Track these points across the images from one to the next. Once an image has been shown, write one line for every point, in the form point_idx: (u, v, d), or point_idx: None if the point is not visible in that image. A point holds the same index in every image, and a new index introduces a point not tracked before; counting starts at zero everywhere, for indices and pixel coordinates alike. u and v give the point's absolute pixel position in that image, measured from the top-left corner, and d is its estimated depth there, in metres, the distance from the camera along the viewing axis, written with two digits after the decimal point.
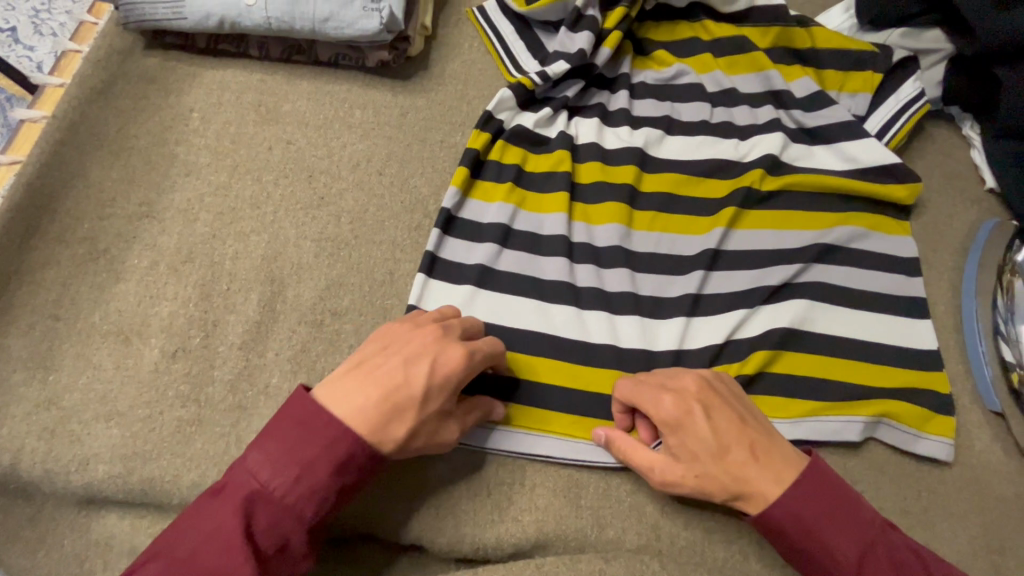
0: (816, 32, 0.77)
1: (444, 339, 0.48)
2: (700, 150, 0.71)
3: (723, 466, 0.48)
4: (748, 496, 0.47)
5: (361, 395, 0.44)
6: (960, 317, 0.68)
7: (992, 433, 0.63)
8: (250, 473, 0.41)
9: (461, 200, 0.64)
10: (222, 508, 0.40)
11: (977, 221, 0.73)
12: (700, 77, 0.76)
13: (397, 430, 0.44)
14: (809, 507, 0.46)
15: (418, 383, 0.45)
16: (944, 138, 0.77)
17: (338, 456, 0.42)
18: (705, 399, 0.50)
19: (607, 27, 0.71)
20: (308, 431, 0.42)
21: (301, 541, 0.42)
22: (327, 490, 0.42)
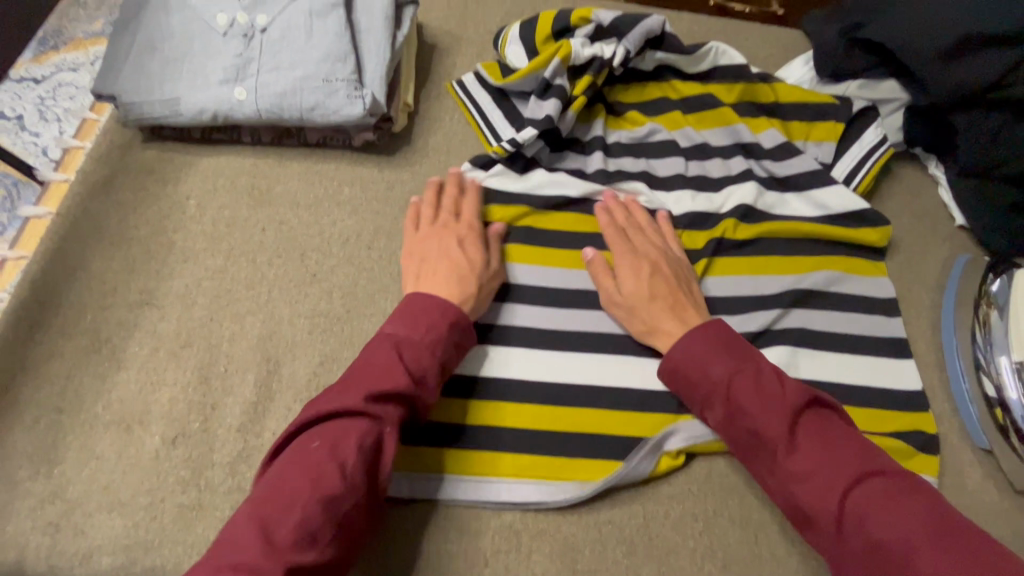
0: (777, 87, 0.81)
1: (454, 226, 0.64)
2: (672, 202, 0.75)
3: (648, 309, 0.61)
4: (658, 334, 0.60)
5: (434, 281, 0.59)
6: (942, 353, 0.70)
7: (983, 470, 0.64)
8: (390, 331, 0.53)
9: None
10: (376, 349, 0.51)
11: (950, 258, 0.76)
12: (672, 133, 0.79)
13: (471, 284, 0.60)
14: (693, 343, 0.55)
15: (460, 257, 0.61)
16: (911, 178, 0.81)
17: (450, 309, 0.56)
18: (643, 257, 0.64)
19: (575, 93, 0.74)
20: (420, 307, 0.55)
21: (434, 376, 0.52)
22: (445, 340, 0.54)
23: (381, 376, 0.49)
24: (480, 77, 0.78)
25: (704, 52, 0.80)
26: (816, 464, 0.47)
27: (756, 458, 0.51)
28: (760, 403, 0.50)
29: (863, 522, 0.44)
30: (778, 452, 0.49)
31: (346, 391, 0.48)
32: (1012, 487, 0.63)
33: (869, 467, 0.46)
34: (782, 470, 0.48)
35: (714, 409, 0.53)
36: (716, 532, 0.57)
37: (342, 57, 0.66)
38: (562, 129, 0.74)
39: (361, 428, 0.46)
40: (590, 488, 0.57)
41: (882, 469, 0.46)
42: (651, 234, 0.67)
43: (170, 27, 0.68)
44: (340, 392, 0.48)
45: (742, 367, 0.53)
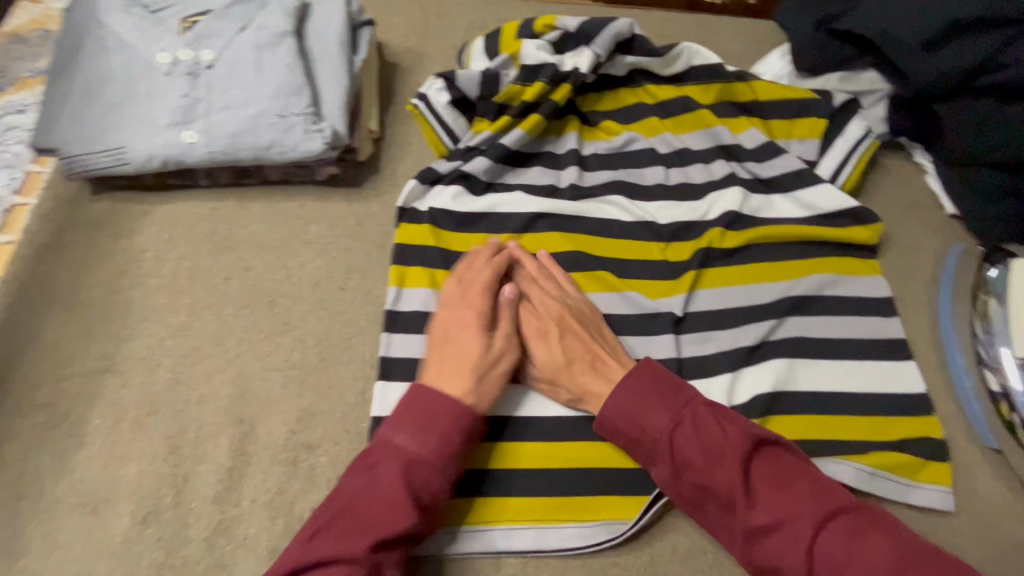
0: (756, 84, 0.77)
1: (482, 304, 0.58)
2: (657, 213, 0.72)
3: (568, 374, 0.57)
4: (589, 399, 0.56)
5: (448, 373, 0.53)
6: (942, 350, 0.68)
7: (993, 472, 0.62)
8: (398, 441, 0.49)
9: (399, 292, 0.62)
10: (380, 473, 0.48)
11: (943, 250, 0.74)
12: (650, 141, 0.76)
13: (488, 386, 0.54)
14: (629, 395, 0.53)
15: (483, 351, 0.55)
16: (897, 169, 0.78)
17: (460, 421, 0.51)
18: (543, 318, 0.59)
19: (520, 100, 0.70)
20: (425, 414, 0.50)
21: (442, 497, 0.49)
22: (455, 454, 0.50)
23: (381, 510, 0.46)
24: (445, 87, 0.69)
25: (676, 53, 0.76)
26: (777, 513, 0.45)
27: (712, 512, 0.49)
28: (707, 460, 0.49)
29: (828, 572, 0.43)
30: (736, 506, 0.47)
31: (348, 532, 0.45)
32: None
33: (827, 509, 0.45)
34: (744, 524, 0.46)
35: (659, 463, 0.51)
36: (725, 563, 0.55)
37: (296, 90, 0.62)
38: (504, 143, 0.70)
39: None
40: (591, 528, 0.54)
41: (845, 504, 0.45)
42: (558, 284, 0.62)
43: (108, 71, 0.63)
44: (348, 531, 0.45)
45: (683, 418, 0.51)
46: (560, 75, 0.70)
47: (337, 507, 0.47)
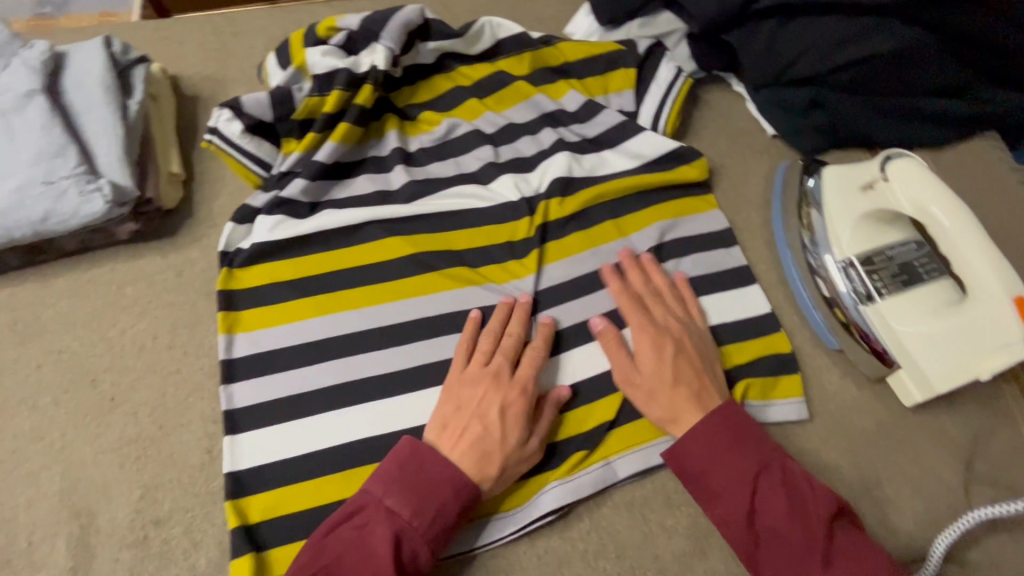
0: (563, 46, 0.77)
1: (507, 382, 0.57)
2: (495, 193, 0.71)
3: (670, 395, 0.56)
4: (681, 420, 0.55)
5: (460, 445, 0.53)
6: (781, 268, 0.70)
7: (840, 371, 0.64)
8: (391, 504, 0.49)
9: (229, 340, 0.61)
10: (371, 534, 0.48)
11: (771, 170, 0.76)
12: (474, 123, 0.75)
13: (492, 468, 0.53)
14: (704, 435, 0.53)
15: (495, 427, 0.54)
16: (719, 100, 0.80)
17: (461, 493, 0.51)
18: (672, 332, 0.60)
19: (324, 113, 0.66)
20: (430, 482, 0.50)
21: (427, 565, 0.49)
22: (445, 529, 0.50)
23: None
24: (234, 116, 0.63)
25: (478, 31, 0.75)
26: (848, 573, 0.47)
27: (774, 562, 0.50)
28: (788, 508, 0.50)
29: None
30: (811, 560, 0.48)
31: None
32: (868, 378, 0.64)
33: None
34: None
35: (731, 508, 0.51)
36: (602, 525, 0.57)
37: (60, 151, 0.57)
38: (317, 158, 0.67)
39: None
40: (466, 530, 0.55)
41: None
42: (669, 302, 0.64)
43: None
44: None
45: (768, 463, 0.52)
46: (357, 76, 0.67)
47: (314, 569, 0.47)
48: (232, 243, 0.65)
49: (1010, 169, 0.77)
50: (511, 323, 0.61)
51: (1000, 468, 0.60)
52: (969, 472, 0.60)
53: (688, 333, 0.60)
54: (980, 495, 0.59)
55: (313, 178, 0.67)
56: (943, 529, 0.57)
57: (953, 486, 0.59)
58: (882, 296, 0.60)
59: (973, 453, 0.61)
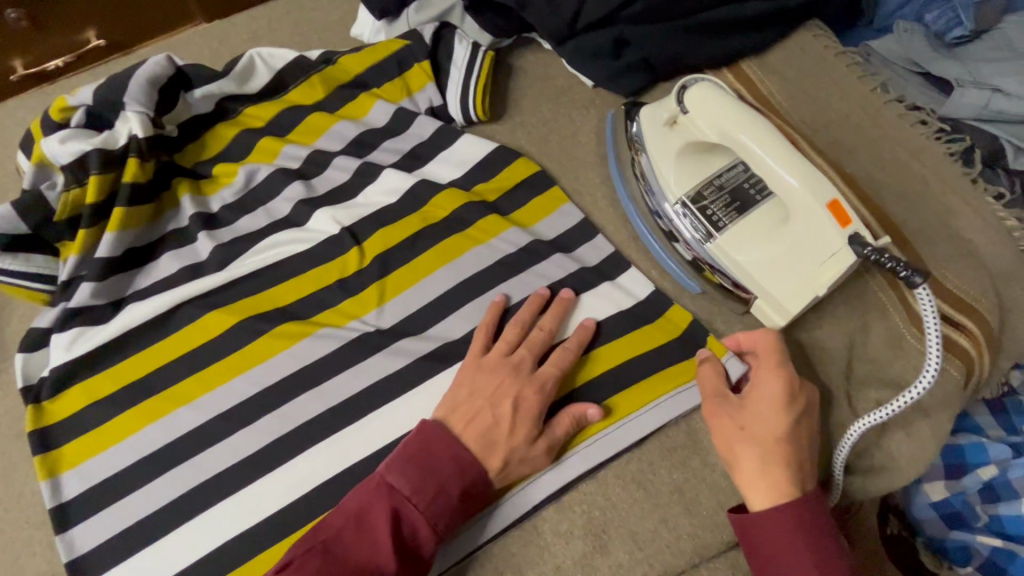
0: (344, 62, 0.70)
1: (526, 376, 0.55)
2: (315, 230, 0.65)
3: (774, 461, 0.50)
4: (760, 488, 0.50)
5: (467, 433, 0.51)
6: (631, 223, 0.66)
7: (710, 314, 0.62)
8: (391, 481, 0.48)
9: (55, 485, 0.54)
10: (370, 512, 0.48)
11: (601, 122, 0.72)
12: (276, 163, 0.68)
13: (496, 459, 0.51)
14: (786, 521, 0.48)
15: (506, 420, 0.52)
16: (532, 63, 0.75)
17: (465, 473, 0.50)
18: (805, 391, 0.53)
19: (89, 203, 0.59)
20: (433, 464, 0.49)
21: (431, 548, 0.48)
22: (448, 513, 0.49)
23: (368, 552, 0.46)
24: None
25: (246, 67, 0.68)
26: None
27: None
28: None
29: None
30: None
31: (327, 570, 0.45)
32: (738, 312, 0.61)
33: None
34: None
35: None
36: (495, 553, 0.53)
37: None
38: (100, 254, 0.60)
39: None
40: None
41: None
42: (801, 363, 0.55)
43: None
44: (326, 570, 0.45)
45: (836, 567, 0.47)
46: (115, 153, 0.61)
47: (320, 543, 0.46)
48: (32, 374, 0.58)
49: (835, 56, 0.73)
50: (550, 317, 0.58)
51: (879, 366, 0.59)
52: (848, 378, 0.59)
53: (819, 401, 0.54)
54: (865, 401, 0.58)
55: (103, 275, 0.60)
56: (835, 446, 0.56)
57: (837, 400, 0.58)
58: (719, 231, 0.57)
59: (850, 357, 0.59)
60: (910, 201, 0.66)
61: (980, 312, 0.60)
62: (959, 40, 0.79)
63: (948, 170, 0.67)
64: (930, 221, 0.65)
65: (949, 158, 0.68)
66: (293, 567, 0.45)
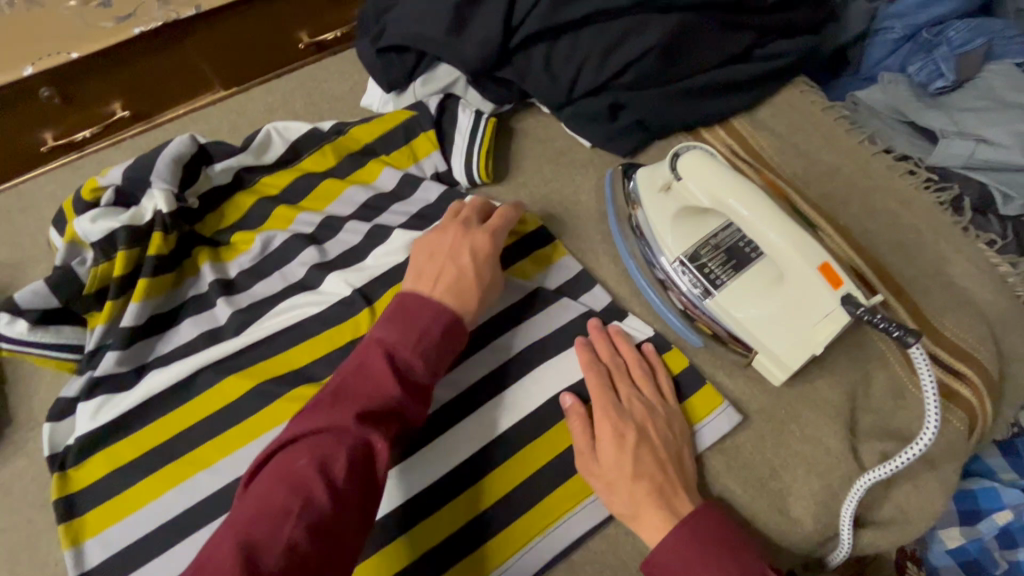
0: (355, 132, 0.74)
1: (474, 232, 0.61)
2: (328, 292, 0.67)
3: (633, 486, 0.52)
4: (639, 517, 0.52)
5: (436, 284, 0.57)
6: (632, 277, 0.68)
7: (713, 367, 0.63)
8: (377, 335, 0.52)
9: (78, 553, 0.56)
10: (367, 360, 0.51)
11: (600, 180, 0.75)
12: (290, 230, 0.71)
13: (470, 299, 0.57)
14: (677, 548, 0.49)
15: (469, 267, 0.58)
16: (532, 125, 0.79)
17: (440, 314, 0.54)
18: (638, 422, 0.55)
19: (116, 276, 0.63)
20: (412, 314, 0.53)
21: (424, 378, 0.52)
22: (434, 346, 0.53)
23: (371, 390, 0.49)
24: (13, 316, 0.59)
25: (262, 140, 0.73)
26: None
27: None
28: None
29: None
30: None
31: (338, 407, 0.47)
32: (740, 364, 0.62)
33: None
34: None
35: None
36: None
37: None
38: (126, 324, 0.63)
39: (347, 448, 0.45)
40: None
41: None
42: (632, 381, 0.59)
43: None
44: (336, 402, 0.48)
45: None
46: (141, 228, 0.64)
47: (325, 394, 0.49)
48: (58, 443, 0.61)
49: (823, 110, 0.76)
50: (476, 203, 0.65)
51: (883, 417, 0.60)
52: (854, 430, 0.60)
53: (653, 423, 0.56)
54: (871, 453, 0.58)
55: (128, 343, 0.63)
56: (843, 500, 0.56)
57: (843, 453, 0.58)
58: (717, 288, 0.59)
59: (854, 409, 0.60)
60: (903, 250, 0.67)
61: (981, 361, 0.61)
62: (942, 90, 0.82)
63: (939, 220, 0.69)
64: (924, 270, 0.66)
65: (940, 207, 0.70)
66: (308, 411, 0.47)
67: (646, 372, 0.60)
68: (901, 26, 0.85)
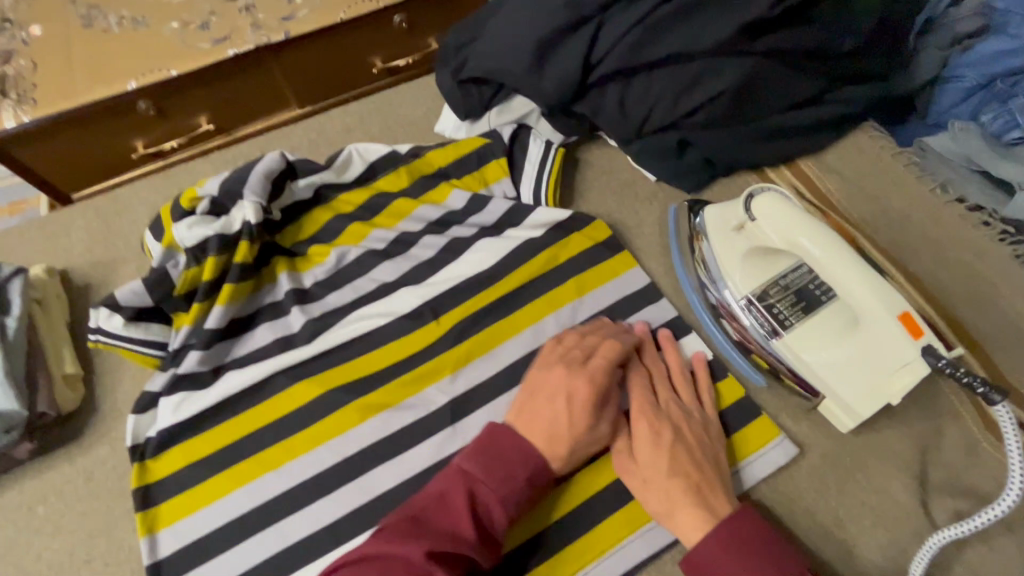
0: (430, 156, 0.78)
1: (580, 368, 0.57)
2: (398, 305, 0.69)
3: (666, 486, 0.52)
4: (674, 517, 0.51)
5: (536, 428, 0.54)
6: (693, 312, 0.69)
7: (775, 406, 0.63)
8: (467, 467, 0.51)
9: (152, 543, 0.59)
10: (452, 489, 0.50)
11: (664, 213, 0.76)
12: (363, 245, 0.74)
13: (562, 448, 0.54)
14: (718, 550, 0.49)
15: (565, 413, 0.54)
16: (597, 157, 0.81)
17: (530, 464, 0.52)
18: (675, 422, 0.56)
19: (206, 280, 0.67)
20: (503, 458, 0.52)
21: (500, 530, 0.50)
22: (516, 498, 0.51)
23: (450, 526, 0.48)
24: (112, 312, 0.64)
25: (344, 160, 0.77)
26: None
27: None
28: None
29: None
30: None
31: (416, 535, 0.46)
32: (804, 407, 0.62)
33: None
34: None
35: None
36: None
37: None
38: (208, 326, 0.67)
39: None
40: None
41: None
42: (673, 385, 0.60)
43: None
44: (413, 529, 0.47)
45: None
46: (229, 237, 0.68)
47: (401, 520, 0.48)
48: (140, 434, 0.64)
49: (892, 155, 0.76)
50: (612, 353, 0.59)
51: (955, 472, 0.58)
52: (924, 484, 0.58)
53: (690, 423, 0.57)
54: (942, 509, 0.57)
55: (209, 344, 0.67)
56: (912, 556, 0.55)
57: (912, 507, 0.57)
58: (787, 328, 0.59)
59: (925, 463, 0.59)
60: (976, 304, 0.66)
61: None
62: (1016, 142, 0.79)
63: None
64: (1000, 324, 0.65)
65: (1017, 260, 0.68)
66: (382, 535, 0.47)
67: (687, 377, 0.61)
68: (974, 75, 0.83)
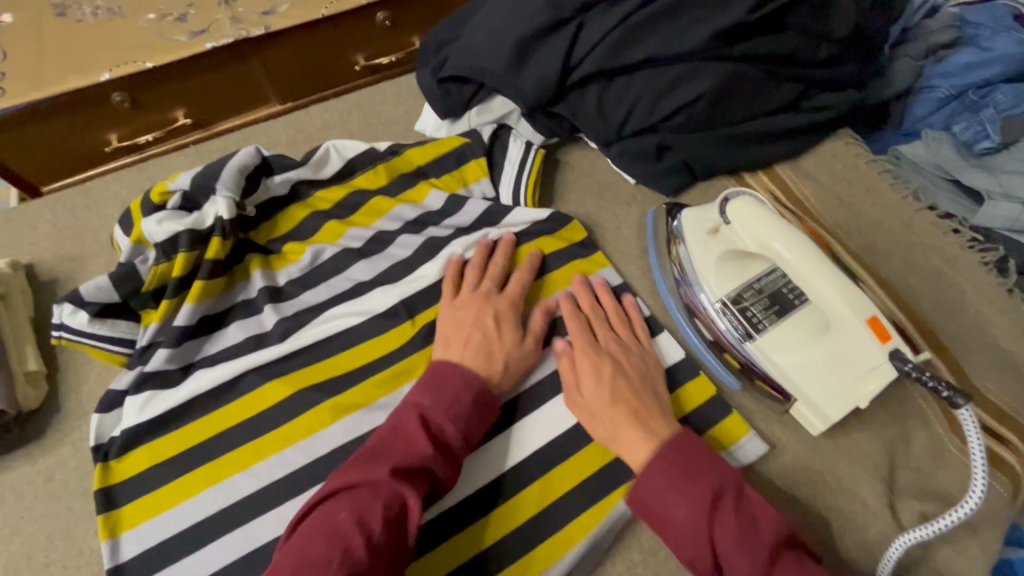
0: (409, 154, 0.77)
1: (496, 297, 0.66)
2: (373, 304, 0.69)
3: (611, 413, 0.56)
4: (620, 442, 0.55)
5: (464, 348, 0.61)
6: (669, 314, 0.69)
7: (747, 409, 0.63)
8: (414, 399, 0.55)
9: (112, 545, 0.57)
10: (403, 420, 0.53)
11: (642, 216, 0.76)
12: (338, 244, 0.73)
13: (499, 360, 0.60)
14: (657, 469, 0.50)
15: (494, 333, 0.62)
16: (577, 159, 0.81)
17: (469, 382, 0.57)
18: (618, 359, 0.60)
19: (176, 276, 0.66)
20: (442, 382, 0.56)
21: (457, 447, 0.53)
22: (467, 415, 0.55)
23: (406, 449, 0.50)
24: (77, 307, 0.62)
25: (321, 156, 0.76)
26: None
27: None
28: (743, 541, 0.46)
29: None
30: None
31: (375, 464, 0.49)
32: (776, 410, 0.62)
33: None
34: None
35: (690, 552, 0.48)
36: None
37: None
38: (179, 322, 0.65)
39: (382, 500, 0.46)
40: None
41: None
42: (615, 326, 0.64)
43: None
44: (371, 462, 0.49)
45: (721, 493, 0.48)
46: (202, 232, 0.67)
47: (360, 457, 0.50)
48: (103, 434, 0.62)
49: (866, 163, 0.77)
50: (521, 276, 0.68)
51: (922, 475, 0.59)
52: (891, 488, 0.59)
53: (630, 359, 0.61)
54: (909, 512, 0.57)
55: (179, 342, 0.65)
56: (879, 558, 0.55)
57: (879, 509, 0.57)
58: (759, 332, 0.59)
59: (892, 465, 0.59)
60: (945, 309, 0.67)
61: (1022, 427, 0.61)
62: (988, 150, 0.82)
63: (985, 281, 0.69)
64: (967, 330, 0.66)
65: (985, 268, 0.70)
66: (345, 474, 0.49)
67: (624, 319, 0.65)
68: (947, 86, 0.86)
